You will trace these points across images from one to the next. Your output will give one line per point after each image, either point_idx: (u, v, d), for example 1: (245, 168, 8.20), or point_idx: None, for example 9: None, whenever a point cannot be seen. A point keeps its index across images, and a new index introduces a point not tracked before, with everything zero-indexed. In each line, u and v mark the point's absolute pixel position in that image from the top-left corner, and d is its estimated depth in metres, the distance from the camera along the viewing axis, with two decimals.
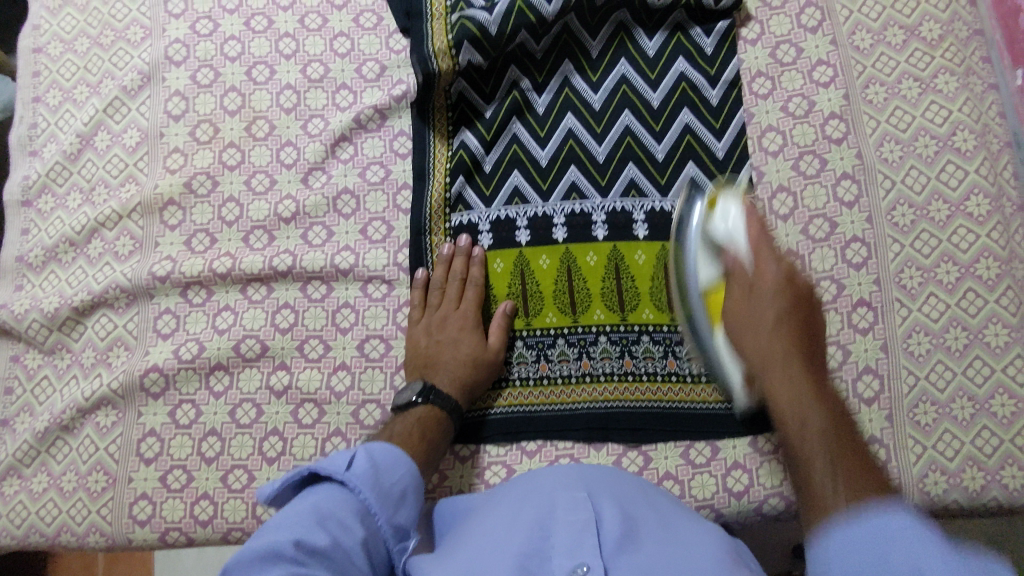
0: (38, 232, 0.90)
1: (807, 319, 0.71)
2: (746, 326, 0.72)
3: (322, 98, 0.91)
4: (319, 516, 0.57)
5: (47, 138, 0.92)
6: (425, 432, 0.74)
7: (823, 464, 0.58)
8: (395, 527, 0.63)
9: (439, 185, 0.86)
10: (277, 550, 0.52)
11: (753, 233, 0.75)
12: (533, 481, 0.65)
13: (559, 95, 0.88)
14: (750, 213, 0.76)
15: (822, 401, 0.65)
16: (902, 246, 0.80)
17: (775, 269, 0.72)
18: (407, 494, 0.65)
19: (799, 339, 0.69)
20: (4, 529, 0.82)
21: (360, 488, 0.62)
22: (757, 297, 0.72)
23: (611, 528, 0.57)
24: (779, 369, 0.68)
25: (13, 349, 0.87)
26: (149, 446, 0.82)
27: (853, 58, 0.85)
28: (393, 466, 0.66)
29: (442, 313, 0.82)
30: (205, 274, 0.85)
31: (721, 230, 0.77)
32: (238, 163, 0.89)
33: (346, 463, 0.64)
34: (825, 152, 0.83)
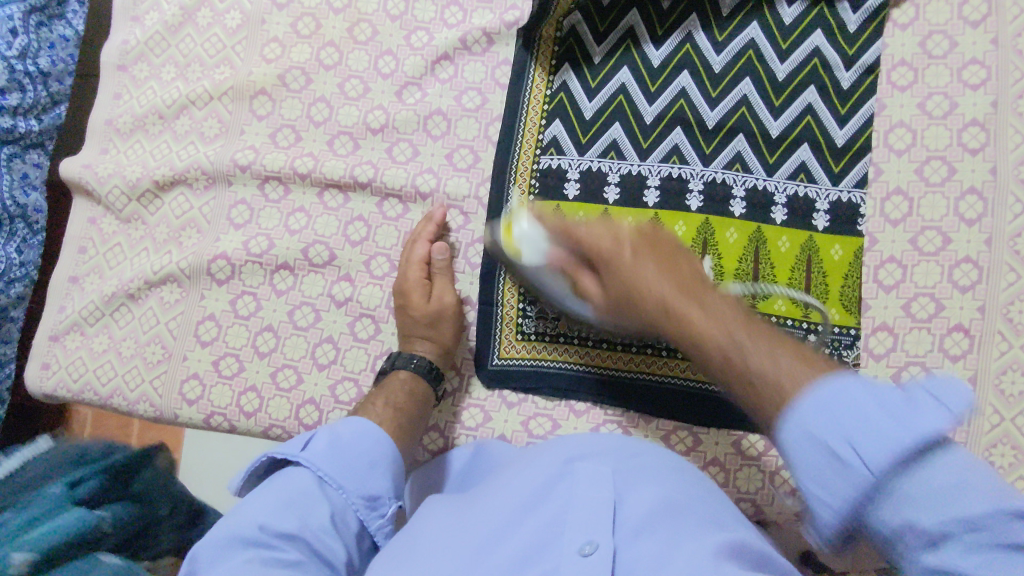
0: (130, 99, 0.90)
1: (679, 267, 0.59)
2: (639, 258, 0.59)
3: (430, 10, 0.87)
4: (283, 499, 0.57)
5: (151, 5, 0.91)
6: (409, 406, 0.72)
7: (729, 334, 0.51)
8: (367, 497, 0.61)
9: (534, 125, 0.83)
10: (239, 535, 0.53)
11: (553, 225, 0.66)
12: (558, 446, 0.62)
13: (679, 50, 0.82)
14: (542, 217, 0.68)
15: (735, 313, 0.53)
16: (1018, 276, 0.74)
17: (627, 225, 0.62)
18: (378, 464, 0.63)
19: (672, 271, 0.58)
20: (62, 381, 0.85)
21: (316, 466, 0.60)
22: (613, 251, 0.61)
23: (627, 509, 0.54)
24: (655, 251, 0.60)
25: (92, 211, 0.89)
26: (207, 329, 0.83)
27: (1012, 62, 0.77)
28: (358, 438, 0.63)
29: (399, 280, 0.79)
30: (286, 171, 0.84)
31: (534, 234, 0.68)
32: (335, 64, 0.87)
33: (303, 442, 0.62)
34: (956, 160, 0.77)
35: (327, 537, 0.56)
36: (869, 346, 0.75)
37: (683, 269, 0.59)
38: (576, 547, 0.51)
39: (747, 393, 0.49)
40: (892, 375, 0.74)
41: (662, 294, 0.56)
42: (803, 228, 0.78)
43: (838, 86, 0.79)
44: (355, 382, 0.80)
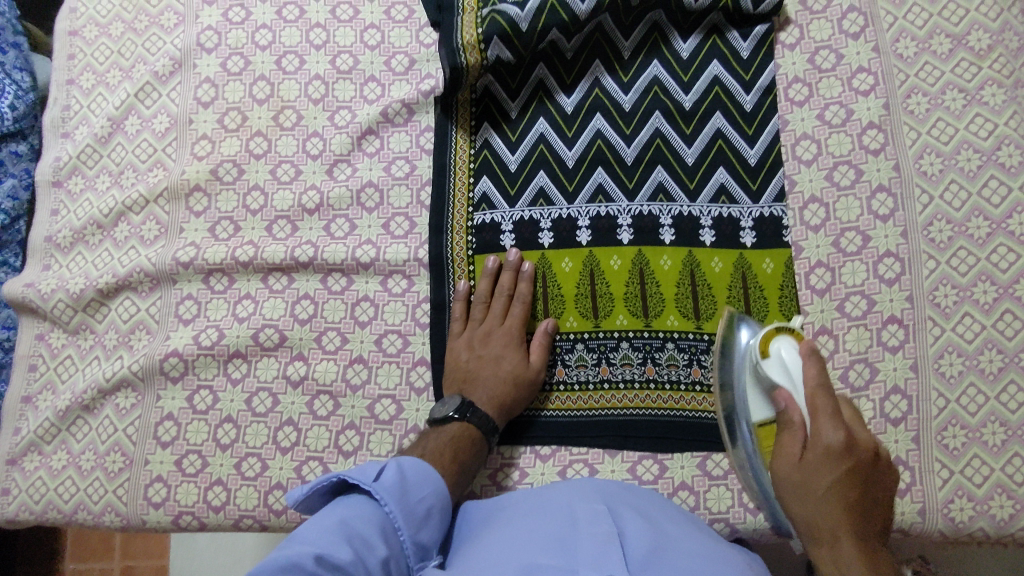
0: (67, 213, 0.91)
1: (868, 477, 0.57)
2: (801, 500, 0.59)
3: (350, 90, 0.90)
4: (345, 531, 0.56)
5: (80, 121, 0.93)
6: (472, 442, 0.73)
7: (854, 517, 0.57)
8: (418, 546, 0.61)
9: (463, 183, 0.86)
10: (294, 565, 0.51)
11: (812, 378, 0.60)
12: (550, 495, 0.64)
13: (588, 95, 0.86)
14: (804, 345, 0.62)
15: (857, 543, 0.56)
16: (937, 263, 0.77)
17: (834, 434, 0.57)
18: (432, 513, 0.64)
19: (852, 505, 0.57)
20: (24, 504, 0.83)
21: (387, 500, 0.61)
22: (810, 459, 0.59)
23: (634, 541, 0.56)
24: (797, 483, 0.59)
25: (39, 327, 0.89)
26: (167, 430, 0.83)
27: (895, 66, 0.82)
28: (422, 483, 0.64)
29: (485, 323, 0.81)
30: (228, 262, 0.86)
31: (783, 377, 0.65)
32: (265, 152, 0.89)
33: (374, 473, 0.63)
34: (861, 162, 0.81)
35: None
36: None
37: (878, 489, 0.58)
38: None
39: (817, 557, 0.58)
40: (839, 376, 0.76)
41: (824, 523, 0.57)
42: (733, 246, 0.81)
43: (741, 108, 0.84)
44: (320, 460, 0.80)
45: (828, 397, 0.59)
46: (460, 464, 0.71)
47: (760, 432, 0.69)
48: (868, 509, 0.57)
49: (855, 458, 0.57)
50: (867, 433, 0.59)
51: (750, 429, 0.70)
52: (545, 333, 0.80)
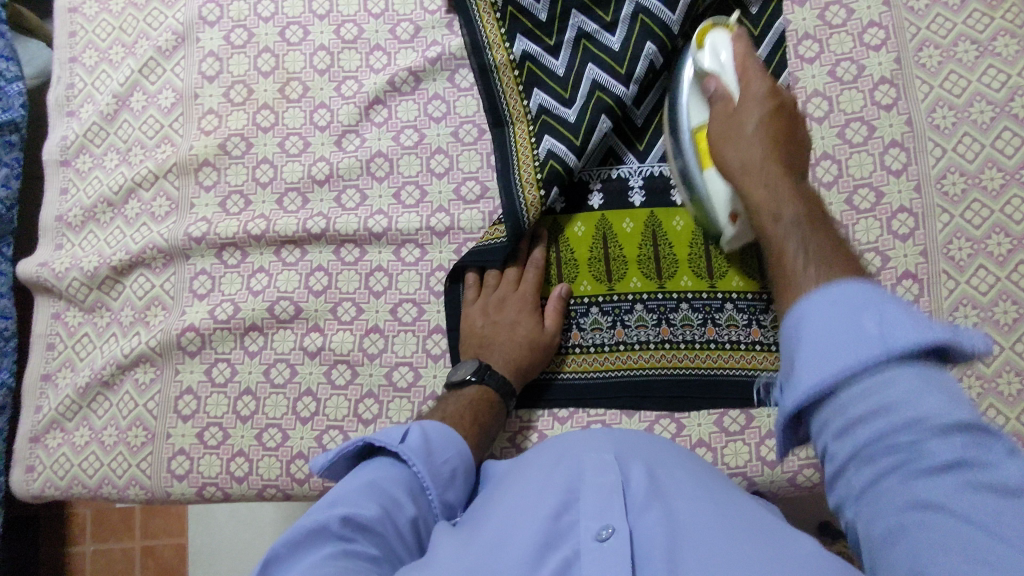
0: (77, 192, 0.91)
1: (791, 126, 0.63)
2: (734, 142, 0.63)
3: (356, 59, 0.90)
4: (373, 492, 0.57)
5: (84, 99, 0.93)
6: (491, 405, 0.74)
7: (802, 259, 0.49)
8: (444, 505, 0.62)
9: (524, 140, 0.81)
10: (321, 525, 0.52)
11: (721, 113, 0.67)
12: (560, 445, 0.64)
13: (577, 50, 0.82)
14: (738, 41, 0.71)
15: (795, 191, 0.57)
16: (950, 216, 0.77)
17: (760, 83, 0.65)
18: (458, 474, 0.65)
19: (781, 156, 0.60)
20: (48, 480, 0.84)
21: (414, 461, 0.62)
22: (743, 112, 0.64)
23: (637, 489, 0.56)
24: (753, 175, 0.60)
25: (55, 307, 0.89)
26: (186, 403, 0.84)
27: (906, 20, 0.82)
28: (446, 445, 0.65)
29: (500, 289, 0.81)
30: (241, 236, 0.86)
31: (712, 65, 0.72)
32: (272, 125, 0.89)
33: (400, 436, 0.64)
34: (873, 118, 0.80)
35: (405, 538, 0.56)
36: None
37: (800, 152, 0.62)
38: (593, 533, 0.52)
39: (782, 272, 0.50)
40: None
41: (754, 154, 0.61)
42: None
43: None
44: (340, 429, 0.81)
45: (754, 60, 0.68)
46: (483, 426, 0.72)
47: (698, 143, 0.73)
48: (805, 186, 0.59)
49: (778, 126, 0.62)
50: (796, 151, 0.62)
51: (694, 150, 0.73)
52: (559, 299, 0.80)
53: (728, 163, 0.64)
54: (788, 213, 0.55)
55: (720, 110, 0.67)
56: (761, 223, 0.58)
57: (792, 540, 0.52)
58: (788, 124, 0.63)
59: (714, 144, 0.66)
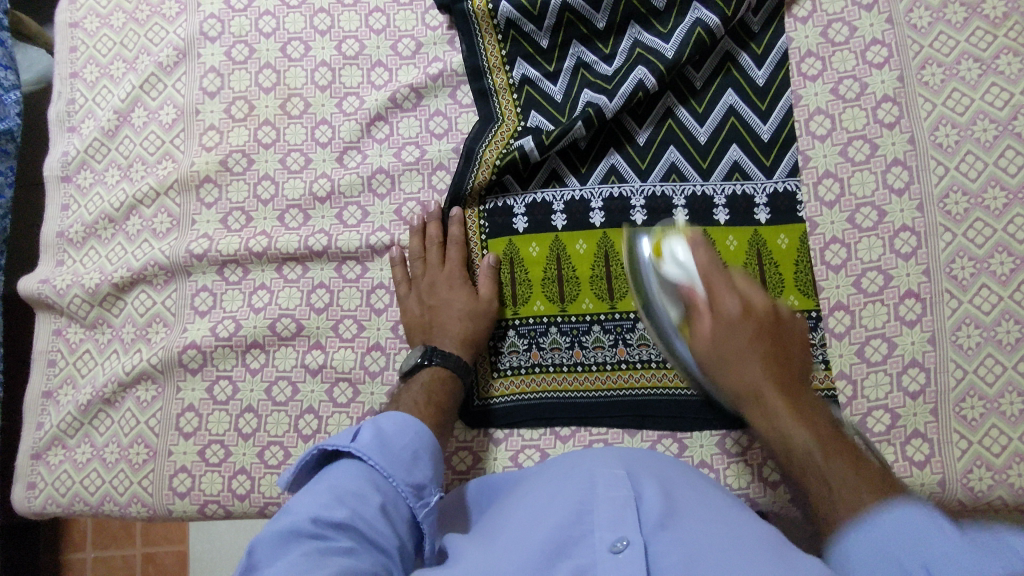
0: (78, 208, 0.91)
1: (777, 338, 0.66)
2: (729, 369, 0.65)
3: (357, 75, 0.90)
4: (337, 492, 0.56)
5: (86, 114, 0.93)
6: (445, 383, 0.75)
7: (833, 505, 0.56)
8: (412, 487, 0.62)
9: (498, 145, 0.82)
10: (294, 528, 0.51)
11: (703, 261, 0.68)
12: (571, 461, 0.64)
13: (574, 78, 0.84)
14: (696, 248, 0.68)
15: (815, 433, 0.62)
16: (953, 235, 0.77)
17: (732, 303, 0.66)
18: (421, 455, 0.64)
19: (775, 370, 0.65)
20: (50, 498, 0.84)
21: (370, 456, 0.61)
22: (722, 329, 0.66)
23: (650, 504, 0.56)
24: (755, 405, 0.65)
25: (56, 323, 0.89)
26: (188, 421, 0.84)
27: (909, 37, 0.82)
28: (402, 431, 0.65)
29: (427, 274, 0.82)
30: (242, 253, 0.86)
31: (677, 272, 0.69)
32: (274, 141, 0.89)
33: (350, 436, 0.63)
34: (876, 136, 0.80)
35: (382, 527, 0.56)
36: (829, 326, 0.77)
37: (792, 354, 0.67)
38: (608, 544, 0.52)
39: (809, 492, 0.59)
40: (856, 352, 0.76)
41: (757, 383, 0.64)
42: (747, 224, 0.80)
43: (754, 84, 0.83)
44: None
45: (716, 268, 0.67)
46: (439, 410, 0.73)
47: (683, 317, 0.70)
48: (806, 403, 0.64)
49: (767, 352, 0.65)
50: (765, 299, 0.67)
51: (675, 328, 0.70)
52: (489, 270, 0.81)
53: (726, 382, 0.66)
54: (800, 451, 0.61)
55: (686, 305, 0.69)
56: (754, 408, 0.65)
57: (803, 559, 0.52)
58: (774, 341, 0.66)
59: (699, 361, 0.67)
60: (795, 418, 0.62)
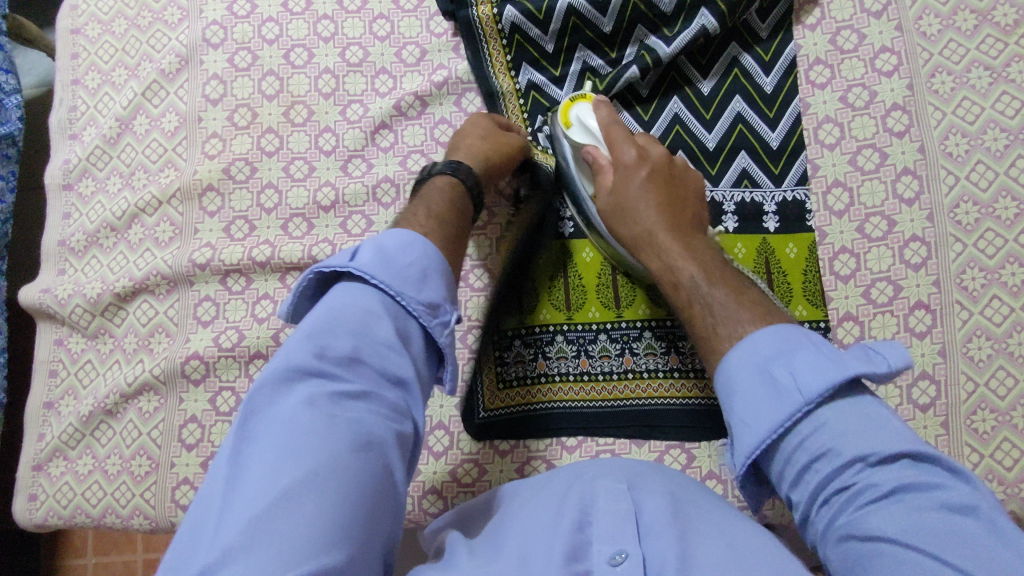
0: (79, 216, 0.90)
1: (677, 189, 0.72)
2: (622, 216, 0.71)
3: (361, 82, 0.89)
4: (338, 323, 0.56)
5: (87, 122, 0.92)
6: (446, 194, 0.71)
7: (711, 313, 0.61)
8: (425, 303, 0.60)
9: (532, 145, 0.81)
10: (295, 365, 0.53)
11: (604, 117, 0.74)
12: (575, 471, 0.63)
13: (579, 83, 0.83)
14: (602, 106, 0.75)
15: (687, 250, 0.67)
16: (964, 245, 0.76)
17: (645, 167, 0.71)
18: (429, 273, 0.62)
19: (667, 211, 0.70)
20: (52, 509, 0.83)
21: (370, 274, 0.59)
22: (619, 176, 0.72)
23: (650, 516, 0.55)
24: (647, 246, 0.69)
25: (57, 332, 0.88)
26: (190, 432, 0.83)
27: (919, 45, 0.81)
28: (407, 249, 0.62)
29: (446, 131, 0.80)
30: (245, 262, 0.85)
31: (585, 137, 0.75)
32: (277, 149, 0.88)
33: (350, 255, 0.61)
34: (886, 145, 0.80)
35: (391, 350, 0.57)
36: (838, 337, 0.77)
37: (687, 207, 0.71)
38: (606, 557, 0.52)
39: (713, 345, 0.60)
40: None
41: (648, 226, 0.69)
42: (755, 231, 0.79)
43: (761, 91, 0.82)
44: None
45: (619, 124, 0.74)
46: (440, 221, 0.68)
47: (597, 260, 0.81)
48: (700, 242, 0.69)
49: (662, 188, 0.71)
50: (661, 150, 0.74)
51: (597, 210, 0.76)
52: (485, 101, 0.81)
53: (652, 263, 0.69)
54: (684, 279, 0.65)
55: (597, 166, 0.74)
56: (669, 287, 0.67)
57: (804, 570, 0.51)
58: (677, 189, 0.72)
59: (613, 214, 0.72)
60: (718, 284, 0.63)
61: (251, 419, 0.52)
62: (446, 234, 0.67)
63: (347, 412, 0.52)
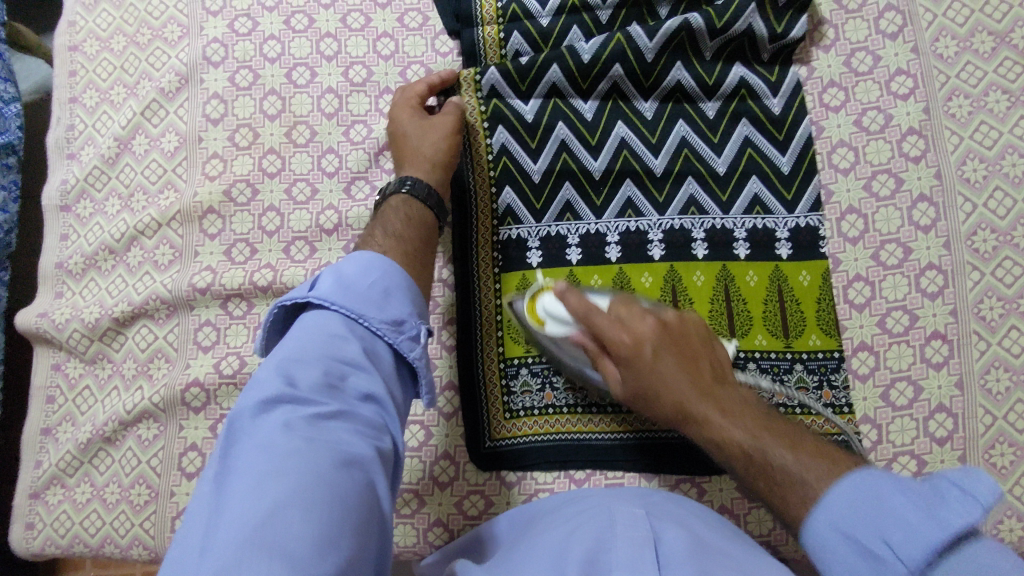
0: (77, 238, 0.88)
1: (684, 339, 0.63)
2: (650, 405, 0.63)
3: (365, 102, 0.87)
4: (307, 350, 0.58)
5: (85, 141, 0.90)
6: (406, 212, 0.74)
7: (733, 430, 0.57)
8: (389, 321, 0.63)
9: (484, 194, 0.81)
10: (270, 395, 0.54)
11: (576, 307, 0.65)
12: (592, 501, 0.63)
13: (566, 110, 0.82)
14: (570, 293, 0.66)
15: (700, 388, 0.60)
16: (981, 274, 0.75)
17: (649, 323, 0.63)
18: (394, 290, 0.65)
19: (688, 365, 0.62)
20: (49, 539, 0.82)
21: (332, 300, 0.62)
22: (628, 370, 0.63)
23: (670, 546, 0.52)
24: (675, 411, 0.61)
25: (54, 357, 0.86)
26: (191, 461, 0.81)
27: (935, 67, 0.79)
28: (367, 269, 0.65)
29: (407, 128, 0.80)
30: (247, 287, 0.83)
31: (562, 326, 0.70)
32: (279, 170, 0.86)
33: (311, 285, 0.64)
34: (901, 170, 0.78)
35: (358, 369, 0.59)
36: (852, 368, 0.75)
37: (701, 353, 0.63)
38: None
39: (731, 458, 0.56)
40: (881, 395, 0.74)
41: (682, 398, 0.60)
42: (767, 259, 0.78)
43: (769, 112, 0.80)
44: None
45: (599, 308, 0.64)
46: (400, 239, 0.71)
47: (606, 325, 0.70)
48: (725, 393, 0.60)
49: (686, 364, 0.62)
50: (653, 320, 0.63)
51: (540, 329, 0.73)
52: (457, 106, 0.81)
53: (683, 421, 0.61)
54: (731, 439, 0.57)
55: (590, 354, 0.68)
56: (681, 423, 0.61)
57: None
58: (685, 340, 0.63)
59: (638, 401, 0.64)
60: (734, 418, 0.58)
61: (225, 453, 0.52)
62: (405, 251, 0.71)
63: (325, 430, 0.53)
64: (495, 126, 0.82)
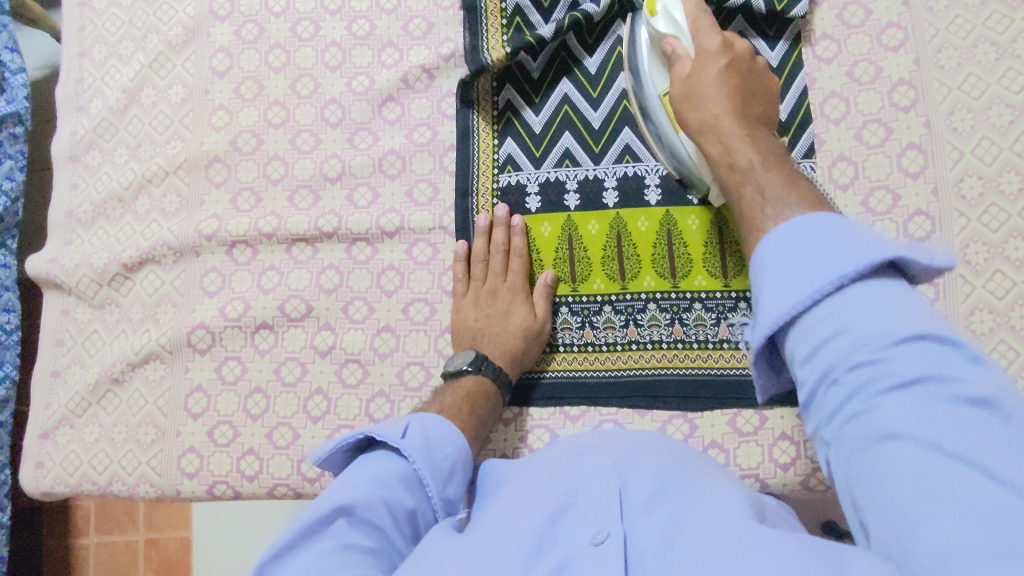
0: (86, 187, 0.90)
1: (752, 92, 0.66)
2: (692, 103, 0.66)
3: (368, 55, 0.89)
4: (377, 480, 0.55)
5: (93, 93, 0.92)
6: (473, 402, 0.71)
7: (762, 204, 0.57)
8: (447, 502, 0.59)
9: (487, 147, 0.84)
10: (319, 518, 0.51)
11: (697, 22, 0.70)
12: (567, 445, 0.59)
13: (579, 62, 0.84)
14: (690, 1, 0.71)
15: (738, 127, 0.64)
16: (968, 220, 0.77)
17: (722, 58, 0.67)
18: (458, 469, 0.61)
19: (738, 101, 0.65)
20: (58, 477, 0.84)
21: (415, 457, 0.58)
22: (703, 63, 0.67)
23: (636, 492, 0.51)
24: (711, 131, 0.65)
25: (64, 302, 0.89)
26: (196, 401, 0.83)
27: (925, 20, 0.81)
28: (445, 441, 0.62)
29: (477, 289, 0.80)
30: (252, 233, 0.85)
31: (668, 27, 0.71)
32: (283, 121, 0.88)
33: (401, 431, 0.60)
34: (892, 120, 0.80)
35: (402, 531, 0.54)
36: None
37: (755, 105, 0.66)
38: (587, 538, 0.48)
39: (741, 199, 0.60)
40: None
41: (718, 118, 0.64)
42: None
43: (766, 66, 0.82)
44: (351, 427, 0.80)
45: (706, 14, 0.70)
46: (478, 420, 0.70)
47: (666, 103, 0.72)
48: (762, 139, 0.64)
49: (738, 85, 0.66)
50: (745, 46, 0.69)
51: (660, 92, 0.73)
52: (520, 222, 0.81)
53: (710, 152, 0.65)
54: (743, 161, 0.62)
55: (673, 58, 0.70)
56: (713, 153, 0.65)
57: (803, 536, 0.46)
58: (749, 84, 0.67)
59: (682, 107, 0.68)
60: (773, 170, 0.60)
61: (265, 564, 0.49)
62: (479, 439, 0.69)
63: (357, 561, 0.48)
64: (502, 84, 0.85)
